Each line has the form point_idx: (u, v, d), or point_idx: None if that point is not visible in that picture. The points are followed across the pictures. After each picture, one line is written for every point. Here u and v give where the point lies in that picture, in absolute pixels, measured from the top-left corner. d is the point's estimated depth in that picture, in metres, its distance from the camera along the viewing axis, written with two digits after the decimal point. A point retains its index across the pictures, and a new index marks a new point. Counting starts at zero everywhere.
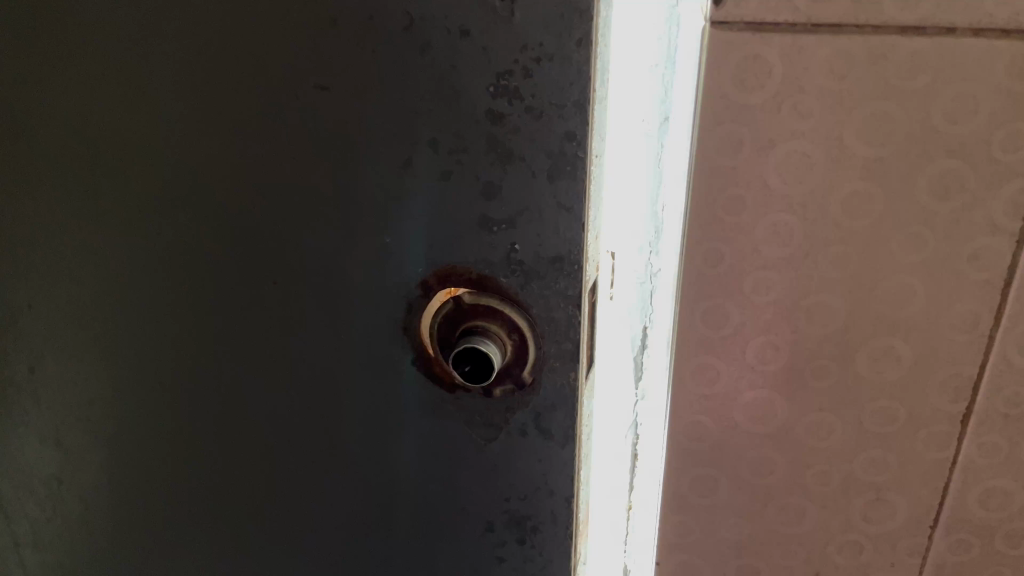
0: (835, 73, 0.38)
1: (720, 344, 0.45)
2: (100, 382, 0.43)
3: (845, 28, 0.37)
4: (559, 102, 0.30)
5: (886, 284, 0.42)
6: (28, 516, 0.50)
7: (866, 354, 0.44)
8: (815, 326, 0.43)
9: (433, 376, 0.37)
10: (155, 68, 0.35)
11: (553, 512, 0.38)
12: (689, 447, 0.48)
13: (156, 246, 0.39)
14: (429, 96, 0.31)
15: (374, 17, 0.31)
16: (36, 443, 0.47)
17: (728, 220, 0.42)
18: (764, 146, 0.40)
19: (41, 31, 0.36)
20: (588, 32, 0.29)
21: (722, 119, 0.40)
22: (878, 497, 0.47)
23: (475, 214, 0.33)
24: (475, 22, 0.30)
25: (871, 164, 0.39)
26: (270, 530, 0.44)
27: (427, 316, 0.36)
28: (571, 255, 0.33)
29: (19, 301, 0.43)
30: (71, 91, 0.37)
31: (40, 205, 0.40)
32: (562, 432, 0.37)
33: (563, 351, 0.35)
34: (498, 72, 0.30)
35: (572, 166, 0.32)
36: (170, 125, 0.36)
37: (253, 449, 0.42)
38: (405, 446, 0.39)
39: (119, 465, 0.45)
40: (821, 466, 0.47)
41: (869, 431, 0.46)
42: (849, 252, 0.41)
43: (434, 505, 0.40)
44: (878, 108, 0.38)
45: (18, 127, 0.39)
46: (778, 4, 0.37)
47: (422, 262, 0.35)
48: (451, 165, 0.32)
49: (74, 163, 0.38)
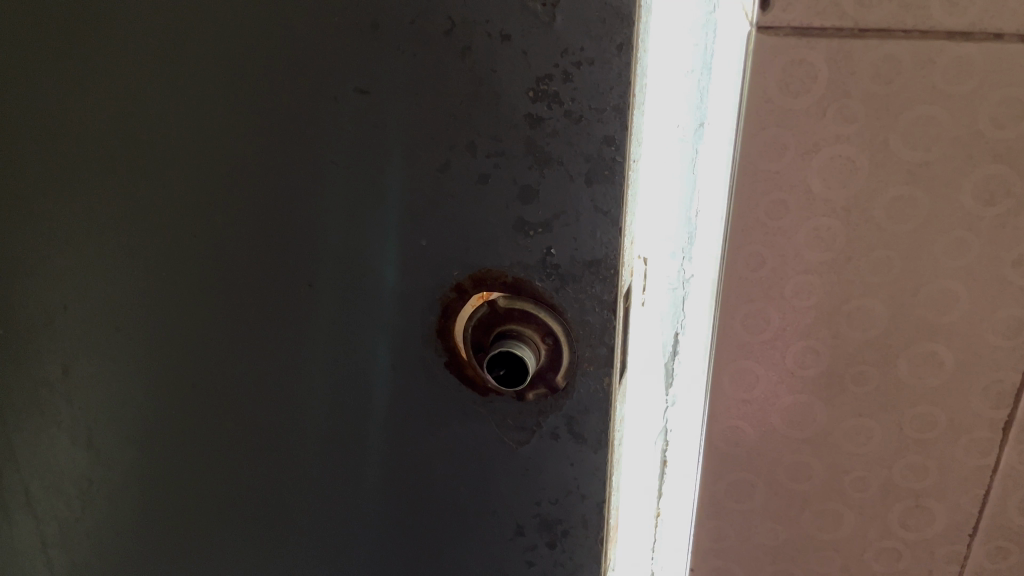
0: (882, 78, 0.38)
1: (759, 348, 0.45)
2: (134, 383, 0.43)
3: (892, 32, 0.37)
4: (599, 106, 0.30)
5: (928, 289, 0.42)
6: (57, 516, 0.50)
7: (906, 360, 0.44)
8: (856, 330, 0.44)
9: (466, 379, 0.37)
10: (194, 70, 0.35)
11: (584, 517, 0.38)
12: (724, 453, 0.48)
13: (192, 248, 0.39)
14: (468, 99, 0.32)
15: (416, 21, 0.31)
16: (68, 444, 0.47)
17: (769, 224, 0.42)
18: (808, 151, 0.40)
19: (83, 35, 0.37)
20: (629, 37, 0.29)
21: (766, 124, 0.40)
22: (916, 504, 0.48)
23: (512, 216, 0.33)
24: (516, 26, 0.30)
25: (917, 169, 0.40)
26: (312, 541, 0.44)
27: (459, 321, 0.36)
28: (608, 259, 0.33)
29: (54, 302, 0.43)
30: (113, 94, 0.37)
31: (78, 207, 0.41)
32: (595, 436, 0.37)
33: (597, 356, 0.35)
34: (537, 76, 0.30)
35: (610, 170, 0.31)
36: (209, 128, 0.36)
37: (287, 454, 0.42)
38: (439, 450, 0.39)
39: (150, 466, 0.45)
40: (859, 472, 0.47)
41: (909, 437, 0.46)
42: (892, 257, 0.42)
43: (465, 508, 0.40)
44: (925, 112, 0.39)
45: (60, 128, 0.39)
46: (825, 8, 0.37)
47: (461, 266, 0.35)
48: (489, 169, 0.33)
49: (112, 166, 0.39)
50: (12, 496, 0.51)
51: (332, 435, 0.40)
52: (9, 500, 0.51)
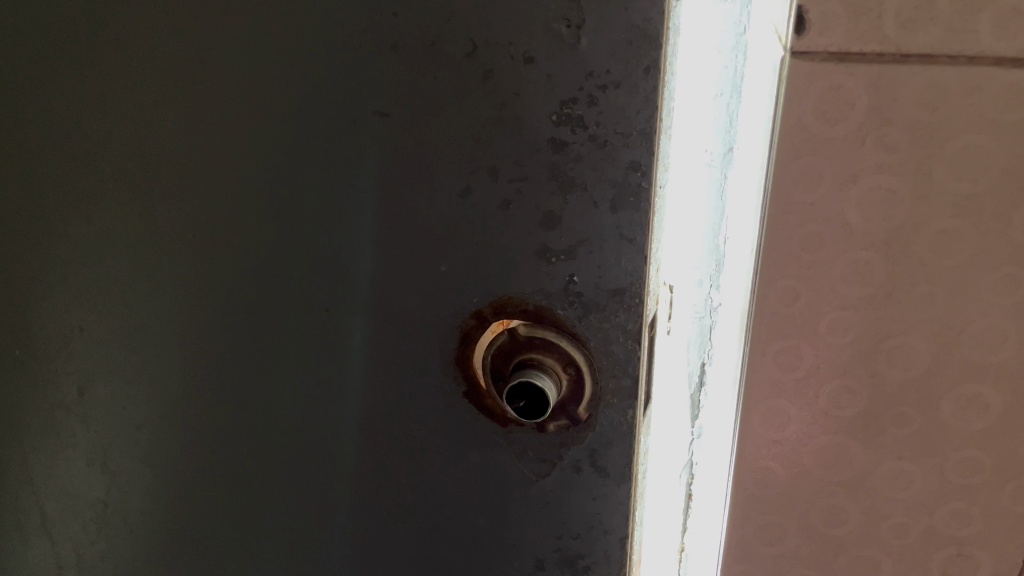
0: (927, 105, 0.36)
1: (793, 386, 0.43)
2: (150, 406, 0.43)
3: (937, 58, 0.36)
4: (624, 131, 0.29)
5: (974, 329, 0.40)
6: (73, 538, 0.49)
7: (951, 402, 0.42)
8: (895, 369, 0.42)
9: (485, 409, 0.36)
10: (212, 93, 0.34)
11: (606, 552, 0.37)
12: (754, 494, 0.46)
13: (207, 271, 0.38)
14: (489, 122, 0.31)
15: (437, 42, 0.30)
16: (83, 465, 0.46)
17: (804, 258, 0.40)
18: (846, 181, 0.39)
19: (102, 56, 0.36)
20: (656, 59, 0.28)
21: (801, 152, 0.38)
22: (959, 552, 0.46)
23: (534, 243, 0.32)
24: (540, 48, 0.29)
25: (962, 202, 0.38)
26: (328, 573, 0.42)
27: (478, 348, 0.35)
28: (633, 288, 0.32)
29: (71, 324, 0.43)
30: (130, 115, 0.37)
31: (95, 229, 0.40)
32: (619, 470, 0.35)
33: (621, 387, 0.34)
34: (562, 100, 0.29)
35: (636, 197, 0.30)
36: (223, 149, 0.35)
37: (307, 484, 0.41)
38: (458, 482, 0.38)
39: (168, 490, 0.45)
40: (898, 519, 0.46)
41: (952, 482, 0.44)
42: (936, 293, 0.40)
43: (483, 541, 0.39)
44: (973, 142, 0.37)
45: (77, 150, 0.39)
46: (865, 33, 0.36)
47: (481, 292, 0.34)
48: (511, 195, 0.32)
49: (129, 187, 0.38)
50: (28, 516, 0.50)
51: (348, 465, 0.39)
52: (24, 520, 0.50)
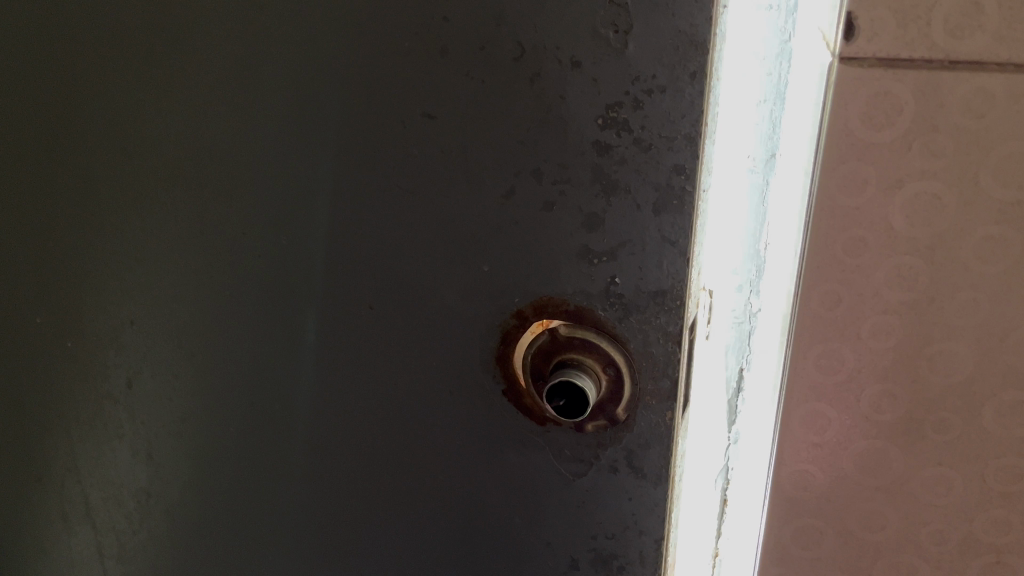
0: (974, 112, 0.39)
1: (833, 389, 0.46)
2: (196, 398, 0.44)
3: (985, 65, 0.38)
4: (669, 134, 0.30)
5: (1017, 335, 0.43)
6: (116, 527, 0.50)
7: (992, 408, 0.45)
8: (938, 375, 0.45)
9: (524, 409, 0.37)
10: (266, 92, 0.35)
11: (641, 553, 0.37)
12: (795, 497, 0.50)
13: (255, 266, 0.39)
14: (535, 125, 0.31)
15: (486, 46, 0.31)
16: (128, 456, 0.47)
17: (847, 261, 0.43)
18: (891, 186, 0.41)
19: (161, 55, 0.37)
20: (703, 65, 0.29)
21: (848, 158, 0.41)
22: (997, 559, 0.49)
23: (577, 244, 0.33)
24: (586, 53, 0.29)
25: (1007, 209, 0.40)
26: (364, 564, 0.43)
27: (518, 348, 0.36)
28: (675, 290, 0.32)
29: (121, 317, 0.44)
30: (184, 112, 0.38)
31: (148, 225, 0.41)
32: (655, 471, 0.36)
33: (659, 389, 0.34)
34: (607, 103, 0.30)
35: (679, 200, 0.31)
36: (273, 147, 0.36)
37: (342, 477, 0.41)
38: (494, 479, 0.38)
39: (209, 482, 0.46)
40: (937, 525, 0.48)
41: (992, 489, 0.47)
42: (978, 300, 0.42)
43: (517, 538, 0.39)
44: (1018, 149, 0.39)
45: (133, 147, 0.40)
46: (914, 39, 0.38)
47: (523, 292, 0.34)
48: (554, 196, 0.32)
49: (183, 182, 0.39)
50: (73, 504, 0.51)
51: (384, 459, 0.40)
52: (70, 509, 0.51)
